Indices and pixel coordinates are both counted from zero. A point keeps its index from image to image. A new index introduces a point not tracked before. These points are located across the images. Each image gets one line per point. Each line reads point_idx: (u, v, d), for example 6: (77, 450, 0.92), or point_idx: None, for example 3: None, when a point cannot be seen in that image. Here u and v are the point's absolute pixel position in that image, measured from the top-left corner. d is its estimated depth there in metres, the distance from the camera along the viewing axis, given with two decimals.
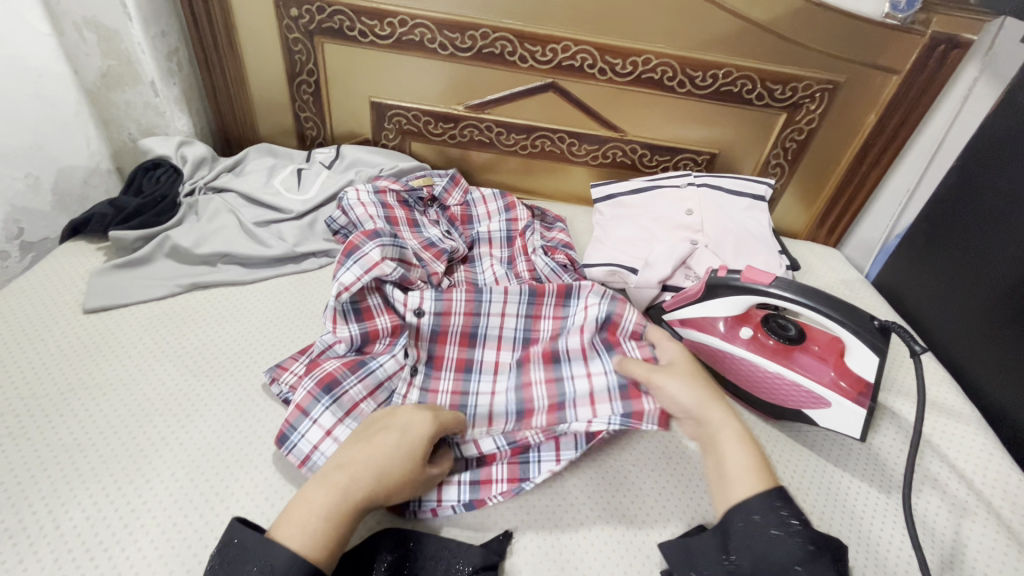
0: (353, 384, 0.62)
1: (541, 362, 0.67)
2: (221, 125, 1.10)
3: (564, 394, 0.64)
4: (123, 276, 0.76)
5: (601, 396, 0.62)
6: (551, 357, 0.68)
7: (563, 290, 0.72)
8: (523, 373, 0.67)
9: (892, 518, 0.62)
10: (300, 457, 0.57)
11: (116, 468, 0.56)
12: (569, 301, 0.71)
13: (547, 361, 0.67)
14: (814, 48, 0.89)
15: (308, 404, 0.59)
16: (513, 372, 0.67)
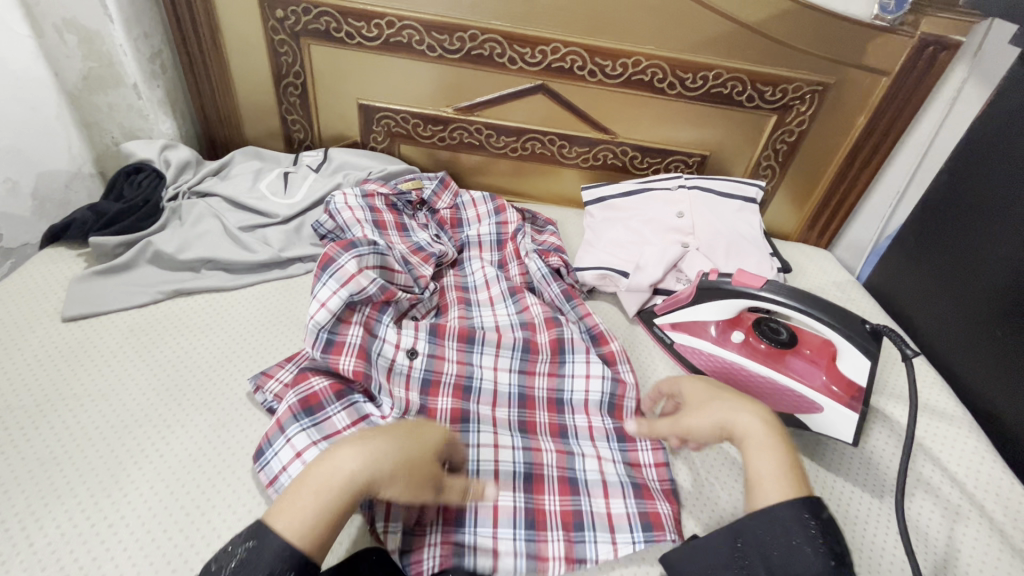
0: (337, 411, 0.59)
1: (549, 434, 0.65)
2: (207, 128, 1.08)
3: (574, 471, 0.61)
4: (103, 284, 0.74)
5: (615, 489, 0.60)
6: (557, 431, 0.66)
7: (557, 345, 0.72)
8: (531, 439, 0.64)
9: (886, 523, 0.61)
10: (269, 477, 0.55)
11: (93, 482, 0.55)
12: (563, 355, 0.71)
13: (553, 434, 0.65)
14: (804, 50, 0.88)
15: (286, 420, 0.58)
16: (516, 432, 0.64)
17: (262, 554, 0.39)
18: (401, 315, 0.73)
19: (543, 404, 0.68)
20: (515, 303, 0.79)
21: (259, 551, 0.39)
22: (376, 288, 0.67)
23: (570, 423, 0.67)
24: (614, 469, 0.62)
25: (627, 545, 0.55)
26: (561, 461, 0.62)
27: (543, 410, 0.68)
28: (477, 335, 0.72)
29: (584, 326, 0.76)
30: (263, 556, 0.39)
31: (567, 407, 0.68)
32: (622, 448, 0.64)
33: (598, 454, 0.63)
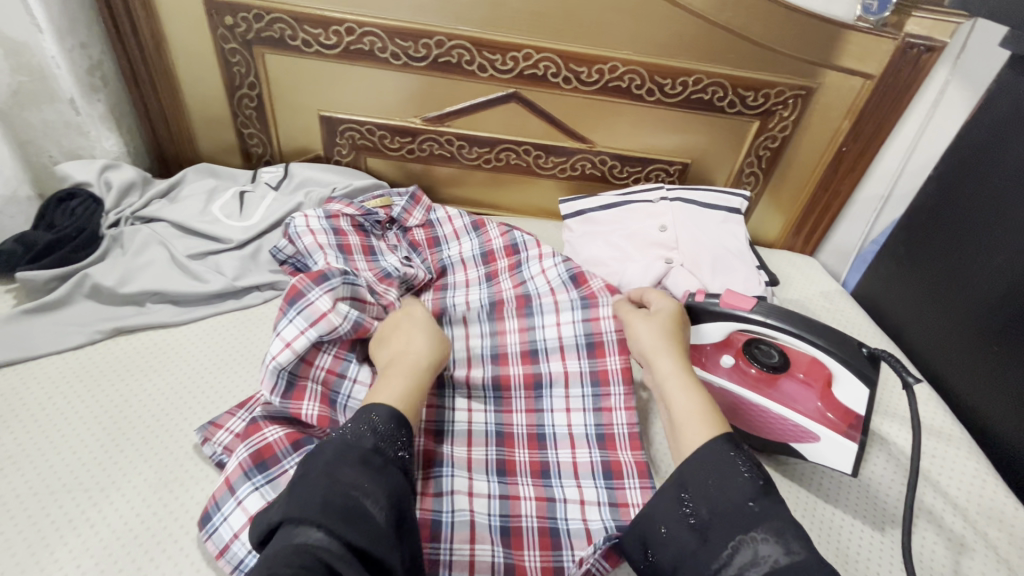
0: (294, 463, 0.55)
1: (529, 475, 0.61)
2: (156, 144, 1.01)
3: (555, 519, 0.57)
4: (33, 325, 0.67)
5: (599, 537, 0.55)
6: (538, 469, 0.61)
7: (532, 381, 0.68)
8: (509, 484, 0.60)
9: (891, 558, 0.58)
10: (219, 546, 0.50)
11: (12, 562, 0.48)
12: (540, 390, 0.68)
13: (534, 472, 0.61)
14: (787, 53, 0.85)
15: (236, 480, 0.53)
16: (492, 475, 0.60)
17: (380, 418, 0.47)
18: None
19: (523, 441, 0.64)
20: (493, 327, 0.73)
21: (376, 418, 0.47)
22: (348, 327, 0.61)
23: (553, 459, 0.62)
24: (599, 515, 0.57)
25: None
26: (540, 510, 0.57)
27: (522, 447, 0.63)
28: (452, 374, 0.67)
29: (584, 331, 0.71)
30: (384, 418, 0.47)
31: (548, 442, 0.64)
32: (608, 486, 0.60)
33: (582, 497, 0.59)
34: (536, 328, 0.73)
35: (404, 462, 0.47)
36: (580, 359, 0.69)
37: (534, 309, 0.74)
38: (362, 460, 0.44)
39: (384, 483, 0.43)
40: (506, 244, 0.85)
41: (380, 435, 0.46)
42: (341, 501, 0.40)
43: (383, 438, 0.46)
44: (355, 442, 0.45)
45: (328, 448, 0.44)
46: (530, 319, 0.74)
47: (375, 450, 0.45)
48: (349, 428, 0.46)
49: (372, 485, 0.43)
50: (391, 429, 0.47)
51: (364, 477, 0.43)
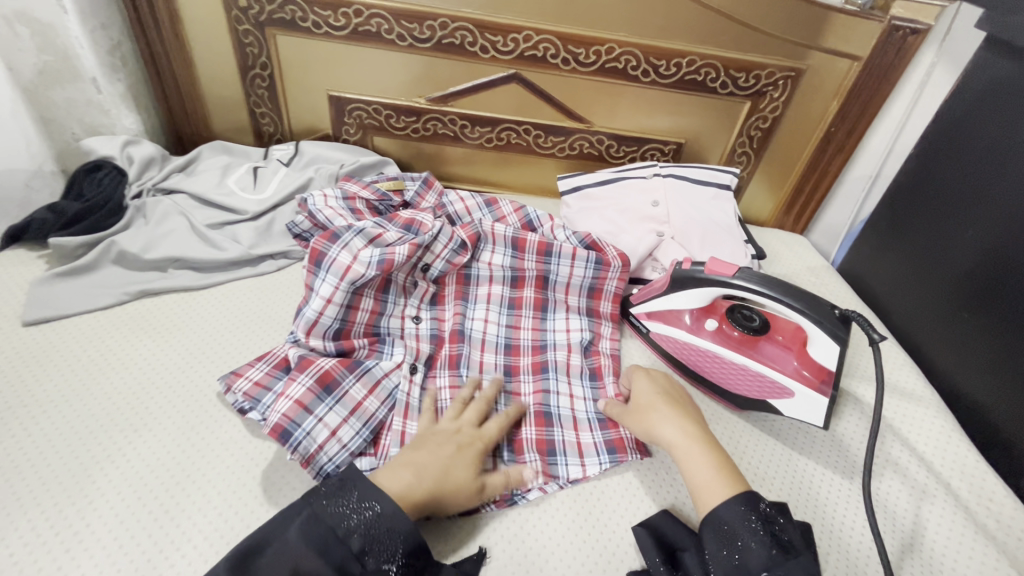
0: (352, 383, 0.62)
1: (530, 373, 0.71)
2: (173, 123, 1.05)
3: (550, 408, 0.67)
4: (66, 286, 0.72)
5: (584, 423, 0.66)
6: (538, 367, 0.72)
7: (541, 303, 0.79)
8: (513, 383, 0.70)
9: (854, 501, 0.63)
10: (305, 456, 0.56)
11: (58, 488, 0.54)
12: (546, 313, 0.78)
13: (534, 372, 0.72)
14: (778, 36, 0.88)
15: (311, 402, 0.59)
16: (498, 376, 0.71)
17: (381, 517, 0.48)
18: (411, 269, 0.76)
19: (527, 351, 0.74)
20: (514, 255, 0.79)
21: (373, 514, 0.48)
22: (374, 271, 0.67)
23: (551, 360, 0.73)
24: (585, 407, 0.68)
25: (593, 464, 0.62)
26: (537, 398, 0.68)
27: (526, 356, 0.74)
28: (471, 294, 0.79)
29: (589, 279, 0.78)
30: (381, 520, 0.48)
31: (548, 348, 0.75)
32: (593, 386, 0.71)
33: (571, 392, 0.70)
34: (550, 267, 0.78)
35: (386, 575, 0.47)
36: (579, 297, 0.79)
37: (553, 253, 0.78)
38: (338, 564, 0.46)
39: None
40: (519, 221, 0.88)
41: (372, 540, 0.47)
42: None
43: (370, 541, 0.47)
44: (342, 541, 0.47)
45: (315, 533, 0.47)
46: (548, 259, 0.78)
47: (358, 557, 0.47)
48: (348, 515, 0.48)
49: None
50: (384, 536, 0.48)
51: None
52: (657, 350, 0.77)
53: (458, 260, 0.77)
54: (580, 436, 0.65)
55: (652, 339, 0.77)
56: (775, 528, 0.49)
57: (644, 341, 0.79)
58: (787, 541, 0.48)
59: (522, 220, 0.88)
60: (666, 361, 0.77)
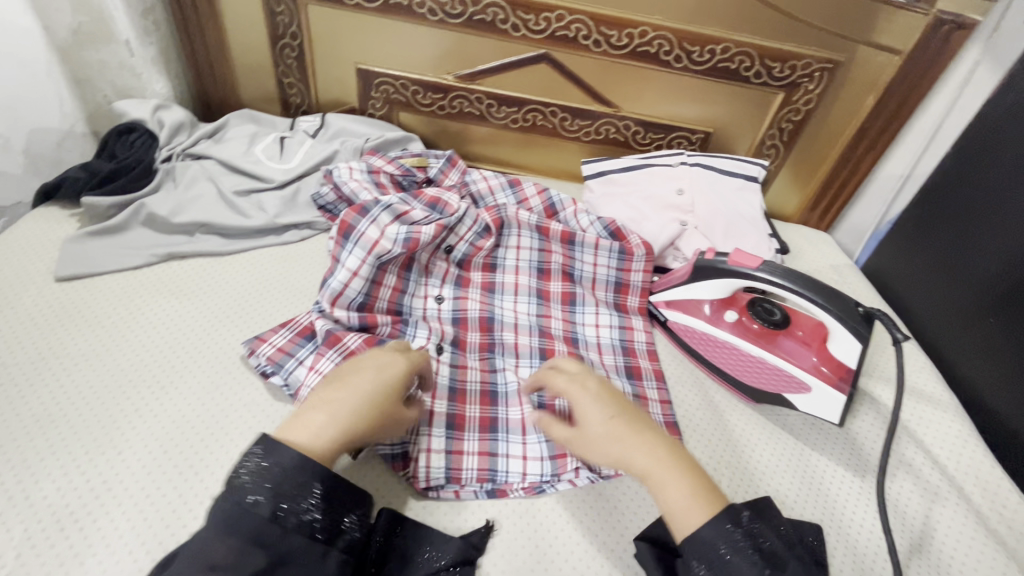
0: None
1: None
2: (202, 90, 1.05)
3: None
4: (96, 245, 0.74)
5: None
6: (574, 359, 0.71)
7: (569, 297, 0.79)
8: None
9: (866, 499, 0.63)
10: None
11: (88, 439, 0.56)
12: (574, 307, 0.78)
13: None
14: (817, 26, 0.86)
15: None
16: (535, 359, 0.70)
17: (283, 471, 0.44)
18: (434, 250, 0.77)
19: (561, 338, 0.74)
20: (541, 244, 0.81)
21: (276, 466, 0.44)
22: (400, 249, 0.69)
23: (586, 355, 0.72)
24: None
25: None
26: None
27: (560, 342, 0.73)
28: (499, 283, 0.79)
29: (614, 271, 0.79)
30: (286, 472, 0.44)
31: (581, 344, 0.74)
32: (631, 383, 0.71)
33: (609, 387, 0.69)
34: (575, 259, 0.80)
35: (312, 524, 0.44)
36: (607, 292, 0.80)
37: (576, 242, 0.80)
38: (252, 531, 0.42)
39: (277, 554, 0.42)
40: (542, 205, 0.88)
41: (281, 496, 0.43)
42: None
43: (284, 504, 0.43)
44: (248, 504, 0.42)
45: (221, 505, 0.42)
46: (572, 249, 0.81)
47: (273, 517, 0.43)
48: (249, 477, 0.44)
49: (264, 561, 0.41)
50: (295, 485, 0.44)
51: (254, 552, 0.41)
52: (673, 338, 0.77)
53: (481, 243, 0.79)
54: None
55: (670, 328, 0.77)
56: (757, 540, 0.45)
57: (663, 330, 0.79)
58: (769, 551, 0.45)
59: (544, 204, 0.88)
60: (683, 351, 0.77)
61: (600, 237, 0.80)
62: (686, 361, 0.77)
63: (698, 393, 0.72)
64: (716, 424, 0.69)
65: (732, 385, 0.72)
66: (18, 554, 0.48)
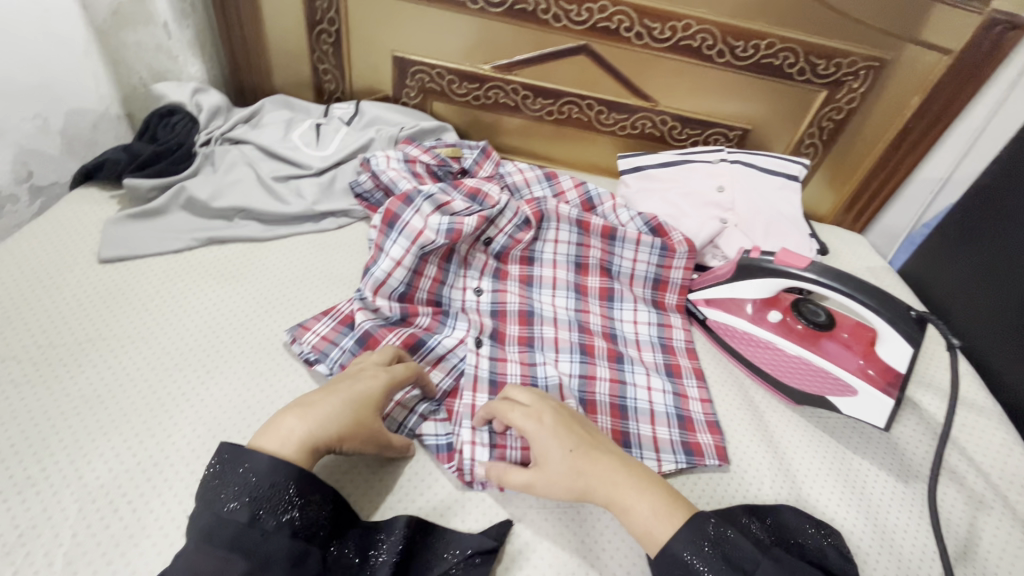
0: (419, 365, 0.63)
1: (606, 359, 0.70)
2: (236, 74, 1.04)
3: (626, 399, 0.66)
4: (137, 228, 0.74)
5: (662, 418, 0.65)
6: (614, 355, 0.71)
7: (607, 292, 0.78)
8: (589, 365, 0.68)
9: (910, 506, 0.62)
10: None
11: (137, 420, 0.55)
12: (612, 302, 0.77)
13: (610, 358, 0.70)
14: (865, 23, 0.85)
15: None
16: (576, 355, 0.69)
17: (254, 478, 0.43)
18: (473, 242, 0.77)
19: (600, 334, 0.73)
20: (580, 238, 0.80)
21: (248, 474, 0.44)
22: (443, 239, 0.69)
23: (625, 352, 0.72)
24: (663, 400, 0.67)
25: (670, 461, 0.61)
26: (613, 389, 0.67)
27: (599, 338, 0.72)
28: (536, 277, 0.78)
29: (654, 268, 0.78)
30: (257, 478, 0.43)
31: (620, 341, 0.74)
32: (671, 380, 0.70)
33: (649, 384, 0.68)
34: (615, 254, 0.79)
35: (292, 523, 0.44)
36: (644, 289, 0.79)
37: (616, 238, 0.79)
38: (230, 539, 0.41)
39: (258, 559, 0.41)
40: (579, 198, 0.87)
41: (256, 501, 0.43)
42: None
43: (261, 505, 0.43)
44: (225, 514, 0.42)
45: (201, 518, 0.43)
46: (611, 244, 0.79)
47: (250, 521, 0.42)
48: (223, 488, 0.44)
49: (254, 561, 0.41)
50: (267, 489, 0.43)
51: (234, 560, 0.41)
52: (713, 337, 0.77)
53: (520, 236, 0.78)
54: (656, 430, 0.64)
55: (709, 326, 0.77)
56: (724, 546, 0.45)
57: (701, 329, 0.78)
58: (739, 558, 0.45)
59: (582, 197, 0.87)
60: (723, 351, 0.76)
61: (641, 233, 0.79)
62: (726, 361, 0.76)
63: (739, 395, 0.71)
64: (756, 425, 0.68)
65: (774, 387, 0.71)
66: (73, 533, 0.47)
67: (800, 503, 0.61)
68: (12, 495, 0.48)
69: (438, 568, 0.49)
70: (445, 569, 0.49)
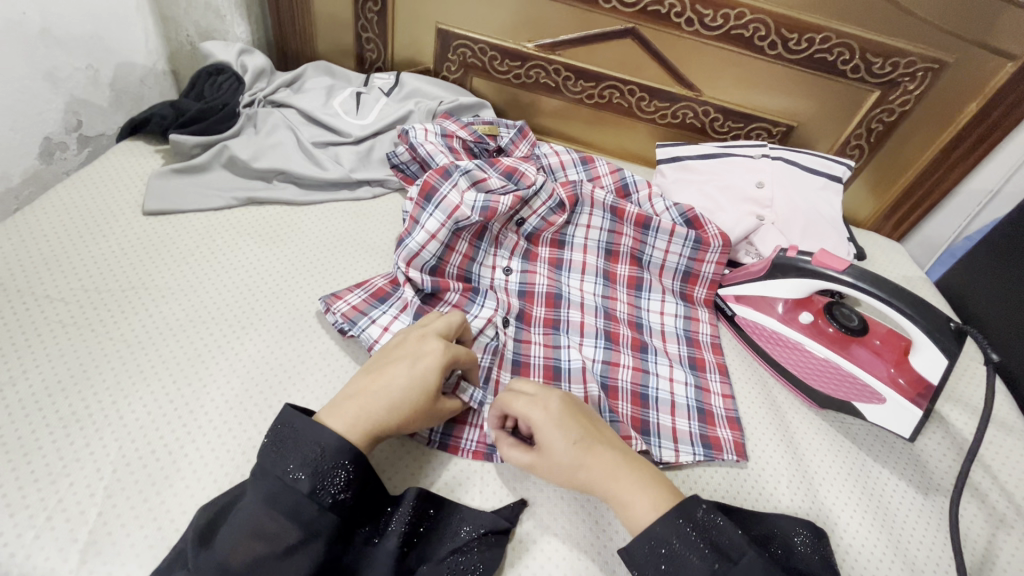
0: None
1: (630, 347, 0.70)
2: (281, 38, 1.05)
3: (648, 390, 0.66)
4: (179, 182, 0.76)
5: (682, 410, 0.65)
6: (638, 345, 0.71)
7: (635, 282, 0.78)
8: (612, 352, 0.68)
9: (927, 518, 0.61)
10: (367, 344, 0.60)
11: (175, 368, 0.57)
12: (640, 292, 0.77)
13: (634, 348, 0.70)
14: (928, 21, 0.81)
15: (395, 325, 0.62)
16: (600, 341, 0.69)
17: (321, 453, 0.44)
18: (506, 221, 0.77)
19: (625, 323, 0.73)
20: (612, 225, 0.79)
21: (315, 448, 0.45)
22: (478, 216, 0.70)
23: (649, 342, 0.72)
24: (685, 392, 0.67)
25: (687, 453, 0.61)
26: (635, 376, 0.67)
27: (625, 327, 0.72)
28: (566, 260, 0.78)
29: (685, 260, 0.77)
30: (325, 454, 0.45)
31: (645, 330, 0.73)
32: (694, 373, 0.70)
33: (671, 375, 0.68)
34: (647, 244, 0.78)
35: (343, 503, 0.45)
36: (673, 281, 0.78)
37: (651, 228, 0.78)
38: (290, 507, 0.43)
39: (310, 531, 0.43)
40: (614, 184, 0.86)
41: (319, 475, 0.44)
42: (247, 546, 0.41)
43: (320, 479, 0.44)
44: (289, 481, 0.43)
45: (262, 482, 0.44)
46: (644, 234, 0.78)
47: (310, 494, 0.43)
48: (290, 454, 0.44)
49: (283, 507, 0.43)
50: (331, 468, 0.44)
51: (289, 528, 0.43)
52: (739, 334, 0.76)
53: (554, 219, 0.78)
54: (675, 421, 0.64)
55: (737, 323, 0.76)
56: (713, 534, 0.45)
57: (728, 325, 0.78)
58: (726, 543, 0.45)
59: (617, 183, 0.86)
60: (748, 349, 0.76)
61: (676, 224, 0.78)
62: (750, 359, 0.76)
63: (761, 394, 0.71)
64: (775, 425, 0.67)
65: (798, 389, 0.70)
66: (114, 469, 0.49)
67: (815, 502, 0.60)
68: (58, 429, 0.50)
69: (449, 543, 0.49)
70: (457, 546, 0.49)
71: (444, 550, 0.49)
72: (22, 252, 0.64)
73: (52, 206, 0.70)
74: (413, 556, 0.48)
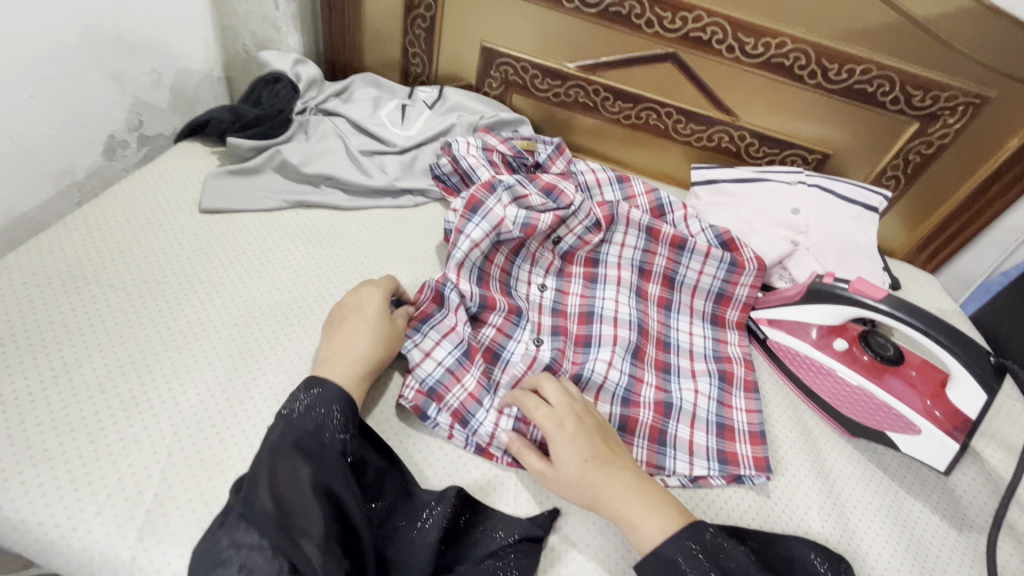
0: (502, 377, 0.65)
1: (654, 367, 0.70)
2: (330, 50, 1.09)
3: (672, 404, 0.67)
4: (234, 183, 0.79)
5: (702, 424, 0.66)
6: (662, 365, 0.71)
7: (665, 301, 0.79)
8: (638, 367, 0.69)
9: (963, 557, 0.60)
10: (411, 363, 0.62)
11: (226, 360, 0.59)
12: (669, 312, 0.78)
13: (658, 367, 0.71)
14: (970, 57, 0.82)
15: (437, 351, 0.63)
16: (629, 356, 0.69)
17: (320, 395, 0.51)
18: (543, 240, 0.79)
19: (654, 340, 0.74)
20: (647, 245, 0.80)
21: (316, 393, 0.52)
22: (518, 231, 0.73)
23: (673, 362, 0.72)
24: (707, 405, 0.68)
25: (701, 466, 0.62)
26: (658, 390, 0.68)
27: (653, 345, 0.73)
28: (601, 275, 0.79)
29: (719, 282, 0.78)
30: (324, 394, 0.52)
31: (673, 349, 0.74)
32: (721, 387, 0.70)
33: (697, 389, 0.69)
34: (681, 264, 0.79)
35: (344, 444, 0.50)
36: (706, 301, 0.79)
37: (685, 248, 0.78)
38: (295, 441, 0.49)
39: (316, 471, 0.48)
40: (649, 204, 0.87)
41: (320, 415, 0.50)
42: None
43: (322, 419, 0.50)
44: (296, 420, 0.50)
45: (278, 425, 0.50)
46: (679, 254, 0.79)
47: (314, 430, 0.50)
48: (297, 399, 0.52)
49: None
50: (329, 408, 0.51)
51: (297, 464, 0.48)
52: (772, 358, 0.77)
53: (589, 238, 0.79)
54: (694, 434, 0.64)
55: (769, 346, 0.77)
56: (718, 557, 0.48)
57: (760, 348, 0.79)
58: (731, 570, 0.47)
59: (652, 203, 0.88)
60: (781, 374, 0.76)
61: (711, 246, 0.79)
62: (782, 384, 0.76)
63: (795, 423, 0.70)
64: (807, 452, 0.67)
65: (830, 417, 0.70)
66: (169, 453, 0.51)
67: (845, 531, 0.60)
68: (117, 412, 0.53)
69: (485, 547, 0.51)
70: (492, 549, 0.50)
71: (480, 552, 0.50)
72: (89, 242, 0.67)
73: (116, 200, 0.74)
74: (450, 555, 0.50)
